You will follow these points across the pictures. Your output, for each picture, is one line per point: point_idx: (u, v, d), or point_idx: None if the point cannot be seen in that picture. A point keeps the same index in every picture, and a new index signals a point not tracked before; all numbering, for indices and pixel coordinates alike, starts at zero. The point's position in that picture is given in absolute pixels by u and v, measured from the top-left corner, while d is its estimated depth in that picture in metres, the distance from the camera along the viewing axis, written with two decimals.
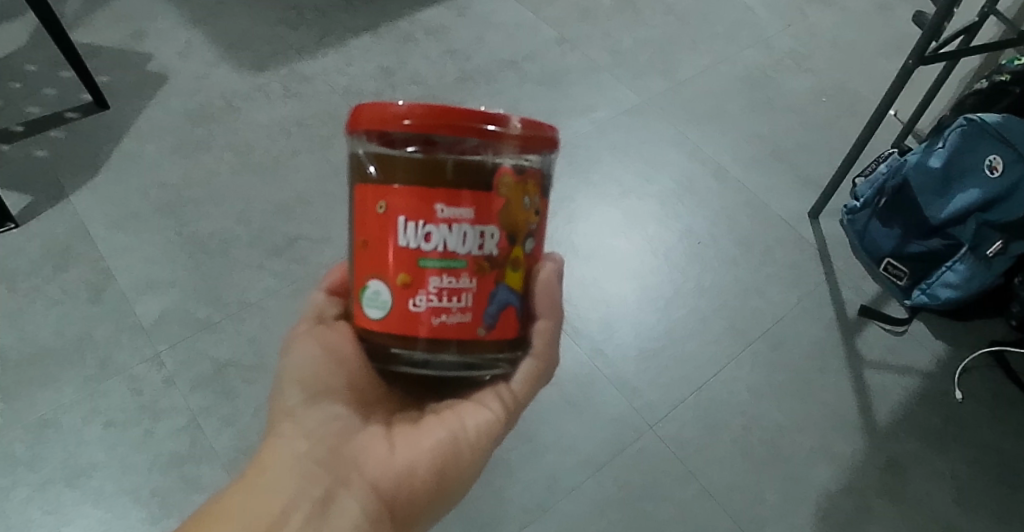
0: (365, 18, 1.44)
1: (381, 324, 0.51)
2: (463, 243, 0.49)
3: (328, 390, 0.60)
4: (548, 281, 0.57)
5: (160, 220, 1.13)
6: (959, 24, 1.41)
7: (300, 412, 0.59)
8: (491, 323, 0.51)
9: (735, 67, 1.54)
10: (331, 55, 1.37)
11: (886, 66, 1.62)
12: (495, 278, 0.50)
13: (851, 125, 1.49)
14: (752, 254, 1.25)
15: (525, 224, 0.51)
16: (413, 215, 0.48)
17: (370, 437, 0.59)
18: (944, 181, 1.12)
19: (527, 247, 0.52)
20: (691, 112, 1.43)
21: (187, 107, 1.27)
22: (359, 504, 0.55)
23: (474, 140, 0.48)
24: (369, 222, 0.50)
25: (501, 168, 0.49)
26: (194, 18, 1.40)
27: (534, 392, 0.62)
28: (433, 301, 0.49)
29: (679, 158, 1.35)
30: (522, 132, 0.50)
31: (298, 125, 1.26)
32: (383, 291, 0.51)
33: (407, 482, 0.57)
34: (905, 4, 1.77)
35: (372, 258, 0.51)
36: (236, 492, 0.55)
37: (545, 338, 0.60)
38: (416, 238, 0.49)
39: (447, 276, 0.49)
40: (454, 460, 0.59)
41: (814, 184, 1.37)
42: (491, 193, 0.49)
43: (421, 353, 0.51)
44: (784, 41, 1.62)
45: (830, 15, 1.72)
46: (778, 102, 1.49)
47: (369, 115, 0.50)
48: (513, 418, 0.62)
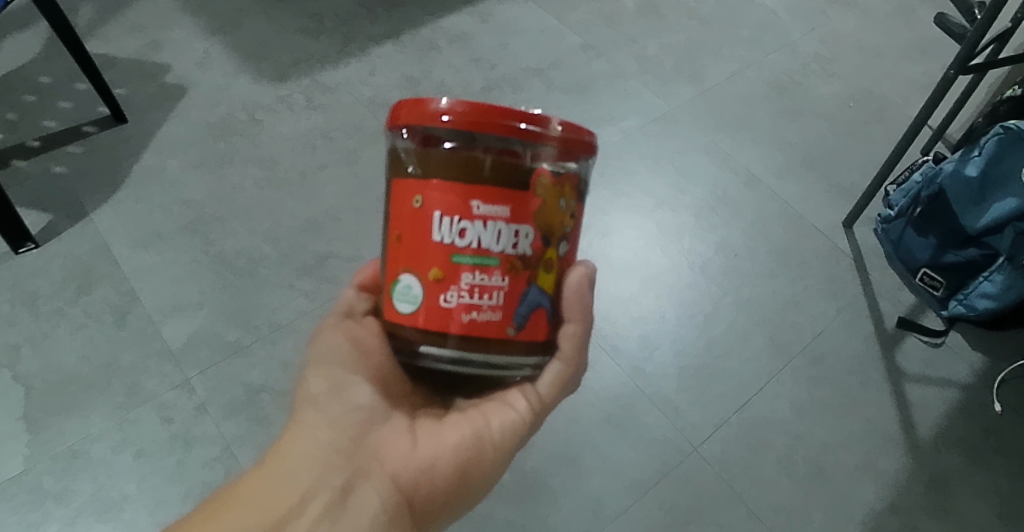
0: (386, 26, 1.41)
1: (411, 319, 0.51)
2: (497, 241, 0.49)
3: (356, 382, 0.60)
4: (580, 286, 0.56)
5: (185, 238, 1.10)
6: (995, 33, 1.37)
7: (326, 402, 0.60)
8: (521, 323, 0.51)
9: (762, 72, 1.51)
10: (354, 64, 1.34)
11: (910, 69, 1.60)
12: (527, 279, 0.50)
13: (880, 131, 1.47)
14: (788, 266, 1.22)
15: (560, 225, 0.51)
16: (450, 211, 0.49)
17: (394, 431, 0.59)
18: (981, 190, 1.10)
19: (561, 250, 0.52)
20: (718, 119, 1.40)
21: (208, 120, 1.24)
22: (377, 499, 0.55)
23: (513, 138, 0.48)
24: (403, 215, 0.50)
25: (538, 167, 0.49)
26: (212, 28, 1.37)
27: (560, 397, 0.62)
28: (464, 297, 0.49)
29: (711, 167, 1.32)
30: (561, 134, 0.50)
31: (324, 137, 1.23)
32: (415, 285, 0.51)
33: (427, 476, 0.57)
34: (926, 6, 1.75)
35: (406, 253, 0.51)
36: (257, 475, 0.56)
37: (574, 343, 0.58)
38: (451, 234, 0.49)
39: (479, 273, 0.49)
40: (477, 460, 0.59)
41: (846, 194, 1.35)
42: (528, 192, 0.49)
43: (450, 350, 0.51)
44: (809, 44, 1.59)
45: (853, 17, 1.69)
46: (807, 108, 1.47)
47: (409, 110, 0.51)
48: (539, 421, 0.61)
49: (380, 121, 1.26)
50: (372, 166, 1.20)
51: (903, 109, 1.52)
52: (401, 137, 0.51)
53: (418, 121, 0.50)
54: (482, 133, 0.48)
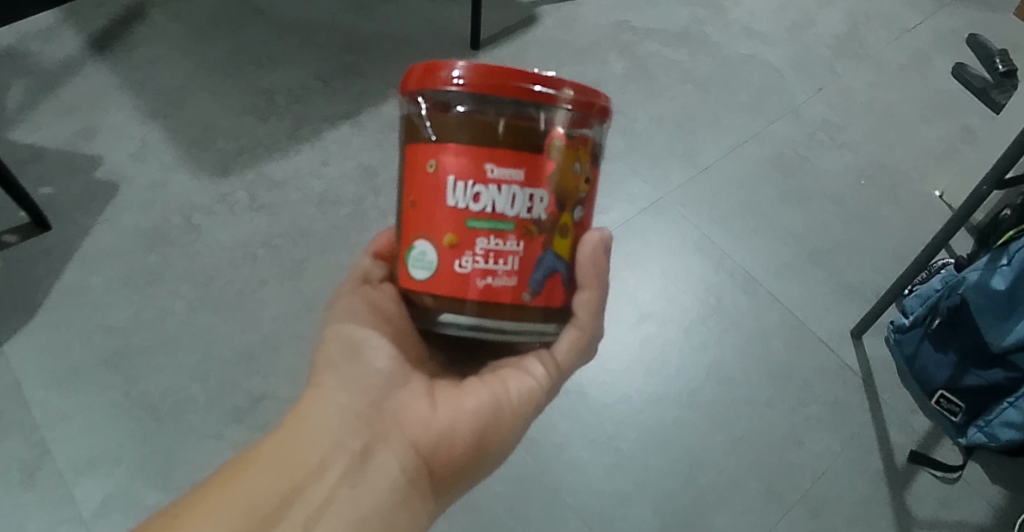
0: (343, 102, 1.29)
1: (427, 286, 0.50)
2: (512, 204, 0.48)
3: (374, 346, 0.59)
4: (597, 252, 0.55)
5: (106, 375, 0.99)
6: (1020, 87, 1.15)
7: (346, 365, 0.59)
8: (536, 289, 0.51)
9: (764, 145, 1.31)
10: (305, 151, 1.22)
11: (927, 132, 1.42)
12: (542, 244, 0.50)
13: (894, 215, 1.28)
14: (788, 390, 1.07)
15: (575, 191, 0.51)
16: (464, 175, 0.48)
17: (413, 394, 0.58)
18: (1008, 304, 0.94)
19: (576, 215, 0.52)
20: (714, 207, 1.22)
21: (140, 226, 1.12)
22: (397, 459, 0.54)
23: (526, 103, 0.49)
24: (417, 181, 0.50)
25: (551, 131, 0.49)
26: (151, 110, 1.26)
27: (574, 364, 0.62)
28: (480, 262, 0.49)
29: (703, 268, 1.16)
30: (573, 100, 0.50)
31: (266, 246, 1.10)
32: (429, 251, 0.50)
33: (445, 442, 0.56)
34: (945, 55, 1.57)
35: (420, 219, 0.50)
36: (276, 436, 0.54)
37: (589, 310, 0.57)
38: (465, 198, 0.49)
39: (494, 238, 0.49)
40: (495, 423, 0.58)
41: (856, 293, 1.17)
42: (540, 155, 0.48)
43: (466, 316, 0.50)
44: (816, 109, 1.39)
45: (865, 72, 1.49)
46: (813, 190, 1.27)
47: (421, 77, 0.51)
48: (555, 385, 0.62)
49: (329, 223, 1.13)
50: (318, 281, 1.07)
51: (919, 184, 1.34)
52: (415, 106, 0.52)
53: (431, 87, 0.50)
54: (496, 98, 0.48)
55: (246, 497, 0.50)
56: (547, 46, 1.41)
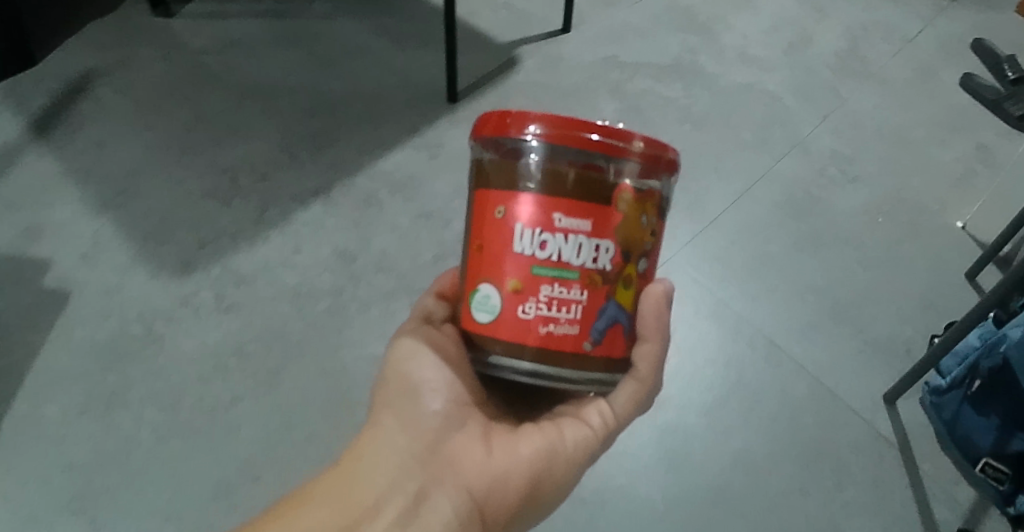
0: (311, 176, 1.18)
1: (489, 329, 0.51)
2: (578, 254, 0.49)
3: (432, 387, 0.59)
4: (660, 304, 0.55)
5: (63, 521, 0.89)
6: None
7: (406, 404, 0.60)
8: (597, 338, 0.51)
9: (774, 187, 1.20)
10: (274, 238, 1.11)
11: (943, 155, 1.30)
12: (606, 294, 0.50)
13: (920, 254, 1.16)
14: (823, 474, 0.95)
15: (640, 242, 0.51)
16: (532, 223, 0.49)
17: (469, 437, 0.58)
18: None
19: (640, 266, 0.52)
20: (726, 264, 1.10)
21: (96, 339, 1.03)
22: (450, 503, 0.55)
23: (595, 153, 0.49)
24: (485, 225, 0.51)
25: (620, 184, 0.49)
26: (103, 201, 1.17)
27: (632, 415, 0.61)
28: (542, 309, 0.50)
29: (718, 335, 1.04)
30: (644, 151, 0.50)
31: (237, 353, 1.01)
32: (493, 294, 0.51)
33: (499, 487, 0.56)
34: (950, 66, 1.47)
35: (485, 264, 0.52)
36: (333, 473, 0.56)
37: (650, 362, 0.56)
38: (531, 245, 0.50)
39: (558, 285, 0.50)
40: (550, 471, 0.58)
41: (887, 350, 1.05)
42: (609, 206, 0.49)
43: (528, 361, 0.51)
44: (823, 140, 1.28)
45: (871, 92, 1.38)
46: (830, 235, 1.16)
47: (492, 124, 0.52)
48: (612, 434, 0.61)
49: (304, 322, 1.03)
50: (296, 391, 0.97)
51: (942, 215, 1.22)
52: (485, 149, 0.52)
53: (502, 133, 0.51)
54: (565, 148, 0.49)
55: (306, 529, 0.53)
56: (527, 90, 1.30)
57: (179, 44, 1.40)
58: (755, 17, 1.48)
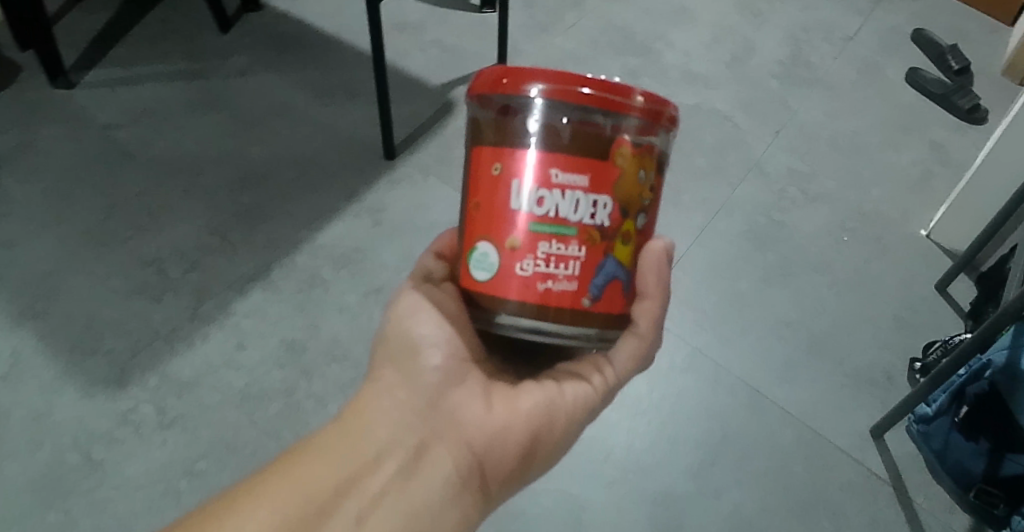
0: (248, 258, 1.09)
1: (488, 287, 0.50)
2: (575, 210, 0.47)
3: (431, 342, 0.55)
4: (659, 261, 0.53)
5: None
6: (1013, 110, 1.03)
7: (405, 358, 0.56)
8: (596, 294, 0.49)
9: (734, 218, 1.16)
10: (215, 335, 1.03)
11: (897, 160, 1.28)
12: (604, 250, 0.48)
13: (888, 271, 1.14)
14: (822, 524, 0.91)
15: (638, 198, 0.49)
16: (530, 179, 0.48)
17: (470, 394, 0.54)
18: None
19: (639, 223, 0.50)
20: (696, 308, 1.06)
21: (26, 475, 0.92)
22: (449, 461, 0.52)
23: (593, 109, 0.47)
24: (481, 183, 0.50)
25: (617, 138, 0.48)
26: (19, 311, 1.06)
27: (634, 372, 0.58)
28: (540, 266, 0.48)
29: (697, 386, 0.99)
30: (643, 107, 0.49)
31: (188, 474, 0.92)
32: (491, 253, 0.50)
33: (498, 444, 0.53)
34: (894, 61, 1.44)
35: (482, 222, 0.50)
36: (329, 428, 0.53)
37: (650, 320, 0.55)
38: (529, 203, 0.48)
39: (556, 242, 0.48)
40: (549, 429, 0.55)
41: (868, 381, 1.03)
42: (606, 161, 0.47)
43: (526, 319, 0.49)
44: (778, 158, 1.24)
45: (820, 99, 1.35)
46: (797, 262, 1.12)
47: (489, 82, 0.50)
48: (614, 390, 0.58)
49: (258, 429, 0.95)
50: None
51: (905, 225, 1.20)
52: (482, 110, 0.51)
53: (497, 90, 0.49)
54: (562, 105, 0.48)
55: (302, 485, 0.50)
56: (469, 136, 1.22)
57: (85, 118, 1.28)
58: (694, 31, 1.43)
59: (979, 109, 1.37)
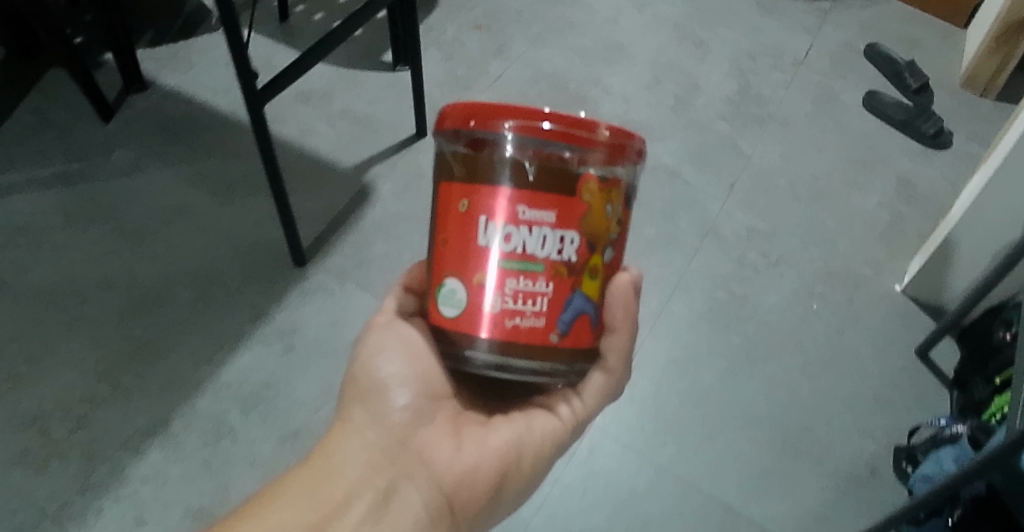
0: (145, 409, 0.94)
1: (455, 328, 0.44)
2: (543, 245, 0.41)
3: (398, 381, 0.53)
4: (626, 295, 0.47)
5: None
6: (991, 163, 0.94)
7: (374, 397, 0.54)
8: (567, 334, 0.43)
9: (692, 298, 1.04)
10: (110, 509, 0.87)
11: (863, 203, 1.17)
12: (574, 286, 0.42)
13: (861, 341, 1.04)
14: None
15: (608, 233, 0.43)
16: (494, 214, 0.42)
17: (439, 434, 0.53)
18: None
19: (609, 257, 0.44)
20: (658, 414, 0.95)
21: None
22: (421, 501, 0.50)
23: (561, 143, 0.41)
24: (446, 219, 0.44)
25: (585, 171, 0.41)
26: None
27: (602, 403, 0.56)
28: (506, 305, 0.42)
29: (667, 512, 0.88)
30: (610, 139, 0.43)
31: None
32: (459, 289, 0.44)
33: (468, 483, 0.52)
34: (849, 85, 1.32)
35: (449, 257, 0.44)
36: (298, 472, 0.50)
37: (620, 355, 0.51)
38: (494, 239, 0.42)
39: (523, 279, 0.42)
40: (517, 465, 0.53)
41: (853, 481, 0.92)
42: (572, 197, 0.41)
43: (494, 355, 0.43)
44: (734, 218, 1.12)
45: (775, 138, 1.23)
46: (763, 344, 1.01)
47: (458, 113, 0.44)
48: (582, 424, 0.56)
49: None
50: None
51: (876, 283, 1.09)
52: (446, 139, 0.44)
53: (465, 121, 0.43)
54: (524, 135, 0.41)
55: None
56: (388, 226, 1.08)
57: None
58: (632, 72, 1.30)
59: (944, 133, 1.27)
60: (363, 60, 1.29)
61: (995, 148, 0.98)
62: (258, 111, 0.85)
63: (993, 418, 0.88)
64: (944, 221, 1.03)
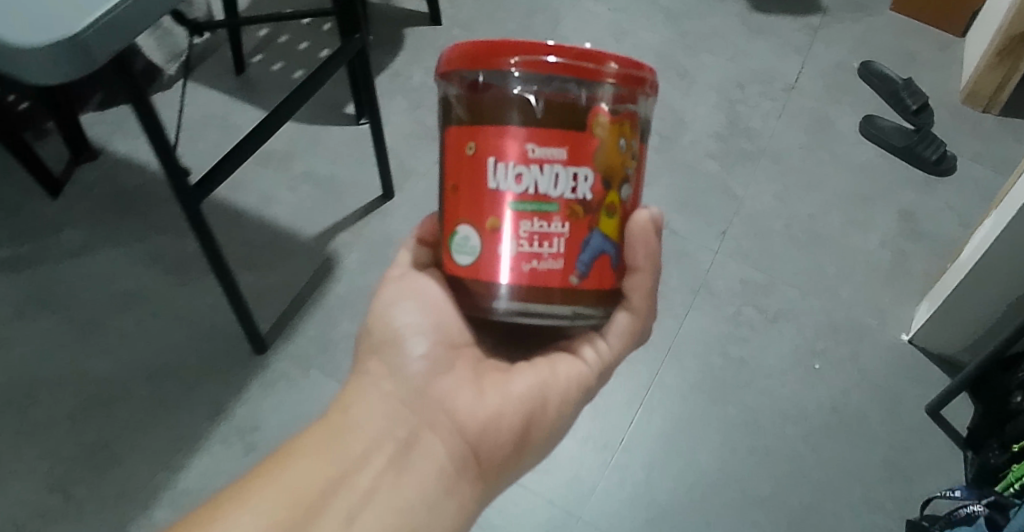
0: (97, 523, 0.87)
1: (472, 273, 0.42)
2: (556, 184, 0.40)
3: (417, 331, 0.50)
4: (647, 234, 0.45)
5: None
6: (1003, 213, 0.85)
7: (390, 349, 0.51)
8: (584, 271, 0.41)
9: (684, 365, 0.97)
10: None
11: (866, 243, 1.09)
12: (589, 225, 0.41)
13: (870, 402, 0.96)
14: None
15: (621, 168, 0.41)
16: (504, 154, 0.40)
17: (460, 382, 0.49)
18: None
19: (623, 194, 0.42)
20: (652, 501, 0.87)
21: None
22: (445, 449, 0.47)
23: (569, 78, 0.40)
24: (455, 164, 0.42)
25: (595, 107, 0.40)
26: None
27: (628, 346, 0.53)
28: (523, 246, 0.41)
29: None
30: (619, 73, 0.41)
31: None
32: (473, 235, 0.42)
33: (493, 428, 0.48)
34: (845, 109, 1.24)
35: (460, 199, 0.42)
36: (317, 425, 0.47)
37: (644, 293, 0.48)
38: (507, 180, 0.40)
39: (538, 220, 0.40)
40: (542, 414, 0.50)
41: None
42: (581, 134, 0.39)
43: (512, 303, 0.42)
44: (726, 269, 1.04)
45: (766, 176, 1.14)
46: (762, 413, 0.94)
47: (463, 58, 0.42)
48: (608, 368, 0.53)
49: None
50: None
51: (883, 333, 1.01)
52: (452, 86, 0.43)
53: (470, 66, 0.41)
54: (532, 75, 0.40)
55: (287, 488, 0.43)
56: (354, 302, 1.03)
57: None
58: None
59: (947, 157, 1.17)
60: (326, 114, 1.23)
61: (1007, 192, 0.87)
62: (197, 208, 0.78)
63: (1009, 489, 0.78)
64: (953, 266, 0.94)
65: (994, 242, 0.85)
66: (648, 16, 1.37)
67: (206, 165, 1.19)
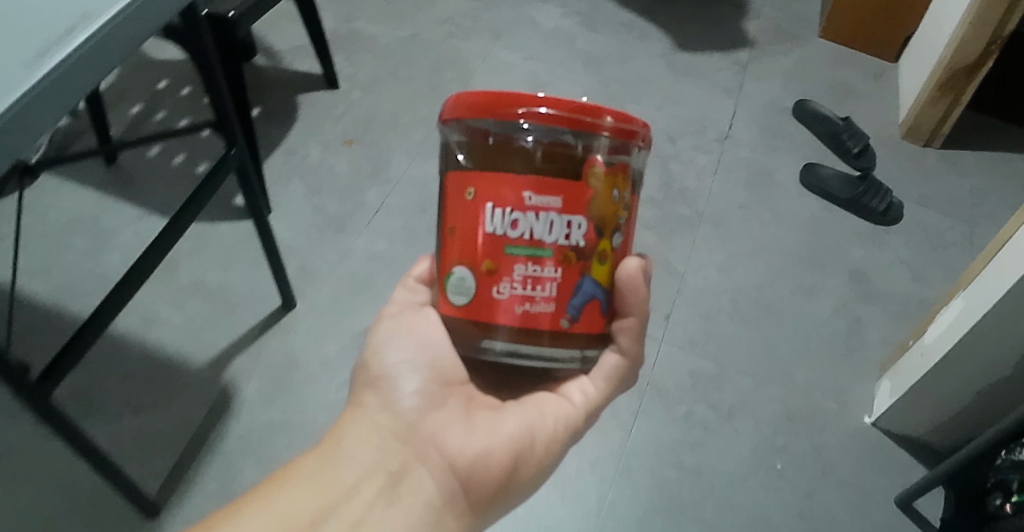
0: None
1: (464, 315, 0.41)
2: (551, 230, 0.39)
3: (409, 367, 0.48)
4: (637, 283, 0.43)
5: None
6: (975, 303, 0.76)
7: (383, 383, 0.49)
8: (575, 317, 0.40)
9: (636, 482, 0.86)
10: None
11: (817, 313, 1.00)
12: (582, 272, 0.40)
13: (841, 501, 0.87)
14: None
15: (614, 218, 0.40)
16: (499, 199, 0.39)
17: (452, 418, 0.47)
18: None
19: (616, 242, 0.41)
20: None
21: None
22: (434, 483, 0.45)
23: (566, 128, 0.38)
24: (451, 205, 0.40)
25: (590, 158, 0.39)
26: None
27: (616, 390, 0.51)
28: (516, 289, 0.39)
29: None
30: (616, 129, 0.39)
31: None
32: (466, 278, 0.40)
33: (482, 465, 0.46)
34: (781, 158, 1.16)
35: (453, 242, 0.41)
36: (309, 454, 0.45)
37: (632, 337, 0.47)
38: (502, 225, 0.39)
39: (532, 265, 0.39)
40: (531, 453, 0.48)
41: None
42: (576, 183, 0.38)
43: (504, 344, 0.40)
44: (672, 361, 0.95)
45: (706, 244, 1.05)
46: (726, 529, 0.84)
47: (465, 104, 0.40)
48: (597, 410, 0.51)
49: None
50: None
51: (845, 418, 0.93)
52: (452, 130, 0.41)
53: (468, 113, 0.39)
54: (530, 122, 0.38)
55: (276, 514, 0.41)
56: (254, 443, 0.88)
57: None
58: None
59: (893, 206, 1.10)
60: (212, 210, 1.09)
61: (973, 276, 0.80)
62: (45, 402, 0.64)
63: None
64: (920, 347, 0.86)
65: (963, 337, 0.77)
66: (567, 63, 1.26)
67: (74, 281, 1.02)
